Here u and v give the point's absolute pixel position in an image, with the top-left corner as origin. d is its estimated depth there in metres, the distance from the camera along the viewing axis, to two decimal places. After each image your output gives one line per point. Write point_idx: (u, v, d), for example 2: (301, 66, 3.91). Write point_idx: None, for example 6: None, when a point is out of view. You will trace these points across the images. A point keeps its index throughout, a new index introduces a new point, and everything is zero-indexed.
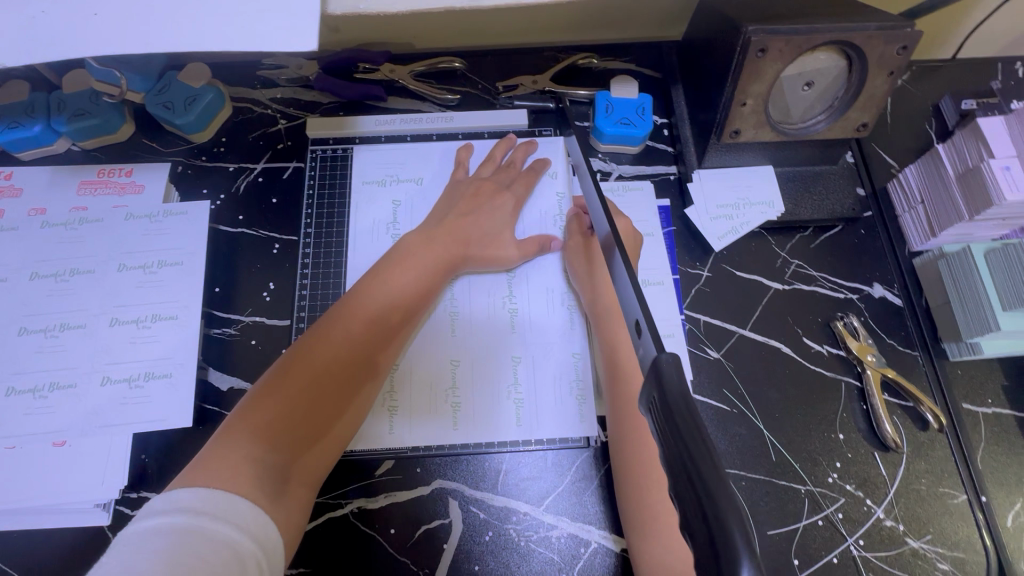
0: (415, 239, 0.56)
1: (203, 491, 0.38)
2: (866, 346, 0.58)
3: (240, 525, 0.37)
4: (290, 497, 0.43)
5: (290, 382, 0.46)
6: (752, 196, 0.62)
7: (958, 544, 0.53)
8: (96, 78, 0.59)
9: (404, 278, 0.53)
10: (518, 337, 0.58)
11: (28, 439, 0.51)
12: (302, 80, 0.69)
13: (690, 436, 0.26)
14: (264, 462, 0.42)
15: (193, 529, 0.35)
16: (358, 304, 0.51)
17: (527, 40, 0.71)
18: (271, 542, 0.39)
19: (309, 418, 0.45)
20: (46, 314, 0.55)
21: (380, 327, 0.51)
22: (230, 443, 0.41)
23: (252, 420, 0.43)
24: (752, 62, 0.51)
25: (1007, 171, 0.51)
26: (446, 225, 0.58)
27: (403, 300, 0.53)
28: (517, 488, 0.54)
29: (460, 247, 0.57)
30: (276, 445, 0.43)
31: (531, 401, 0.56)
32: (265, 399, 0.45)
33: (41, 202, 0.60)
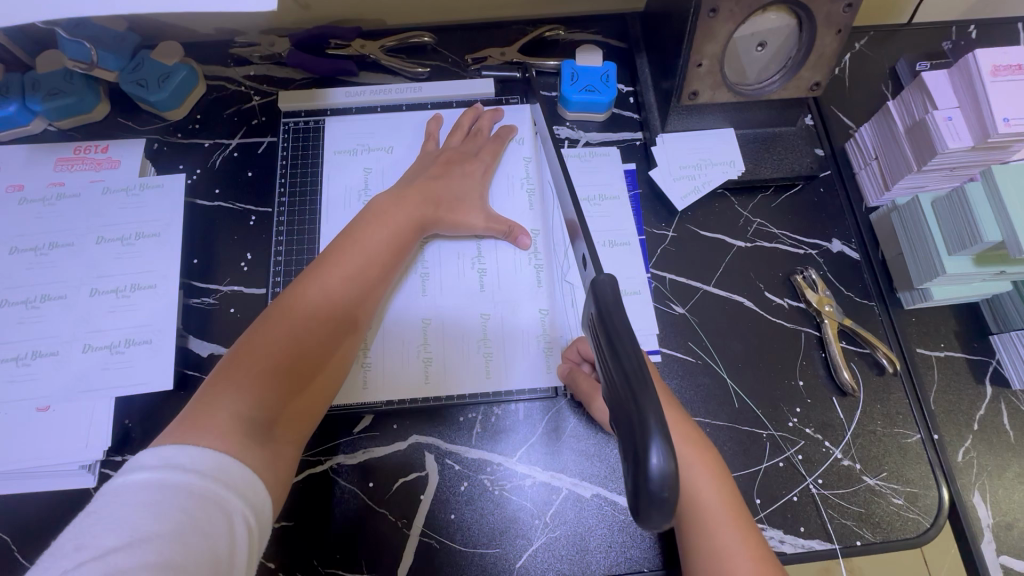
0: (387, 198, 0.57)
1: (191, 450, 0.38)
2: (825, 297, 0.60)
3: (231, 485, 0.37)
4: (279, 452, 0.43)
5: (269, 343, 0.46)
6: (713, 157, 0.64)
7: (912, 480, 0.55)
8: (69, 55, 0.61)
9: (378, 238, 0.54)
10: (489, 297, 0.60)
11: (13, 405, 0.53)
12: (275, 57, 0.70)
13: (625, 352, 0.34)
14: (251, 419, 0.42)
15: (184, 487, 0.35)
16: (332, 266, 0.51)
17: (495, 13, 0.73)
18: (262, 496, 0.39)
19: (291, 377, 0.46)
20: (26, 286, 0.57)
21: (358, 287, 0.51)
22: (214, 403, 0.41)
23: (234, 380, 0.43)
24: (704, 23, 0.53)
25: (949, 121, 0.54)
26: (415, 183, 0.59)
27: (377, 260, 0.53)
28: (491, 440, 0.56)
29: (432, 206, 0.58)
30: (261, 402, 0.43)
31: (502, 356, 0.58)
32: (243, 360, 0.44)
33: (18, 179, 0.61)
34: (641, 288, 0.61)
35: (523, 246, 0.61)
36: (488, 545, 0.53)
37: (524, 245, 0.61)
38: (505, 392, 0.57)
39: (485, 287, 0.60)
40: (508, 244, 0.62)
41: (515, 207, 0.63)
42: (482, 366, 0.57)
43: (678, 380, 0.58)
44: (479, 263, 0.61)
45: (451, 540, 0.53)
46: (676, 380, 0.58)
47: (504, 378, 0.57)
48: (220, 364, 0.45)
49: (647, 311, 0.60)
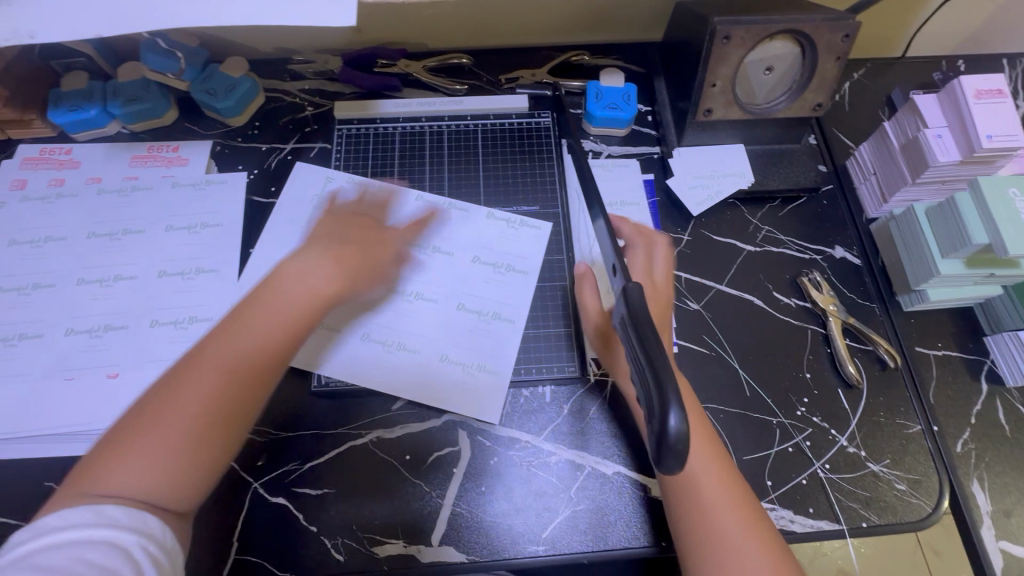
0: (290, 263, 0.51)
1: (90, 511, 0.38)
2: (829, 297, 0.65)
3: (144, 537, 0.39)
4: (181, 515, 0.42)
5: (150, 425, 0.42)
6: (725, 169, 0.70)
7: (914, 468, 0.59)
8: (150, 66, 0.69)
9: (278, 303, 0.48)
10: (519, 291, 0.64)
11: (85, 372, 0.58)
12: (328, 74, 0.78)
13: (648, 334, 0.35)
14: (159, 482, 0.41)
15: (98, 538, 0.37)
16: (245, 324, 0.47)
17: (527, 39, 0.81)
18: (171, 550, 0.40)
19: (204, 436, 0.43)
20: (101, 266, 0.62)
21: (279, 345, 0.47)
22: (104, 478, 0.40)
23: (120, 457, 0.41)
24: (718, 48, 0.60)
25: (939, 138, 0.60)
26: (329, 248, 0.52)
27: (310, 315, 0.49)
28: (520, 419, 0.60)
29: (347, 272, 0.52)
30: (150, 482, 0.41)
31: (533, 345, 0.63)
32: (131, 440, 0.41)
33: (97, 173, 0.68)
34: None
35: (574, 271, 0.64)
36: (515, 516, 0.56)
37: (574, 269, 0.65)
38: (536, 372, 0.61)
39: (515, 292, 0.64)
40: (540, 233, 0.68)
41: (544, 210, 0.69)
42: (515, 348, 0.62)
43: (694, 371, 0.63)
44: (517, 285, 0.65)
45: (481, 510, 0.57)
46: (693, 369, 0.63)
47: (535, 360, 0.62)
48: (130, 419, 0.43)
49: None
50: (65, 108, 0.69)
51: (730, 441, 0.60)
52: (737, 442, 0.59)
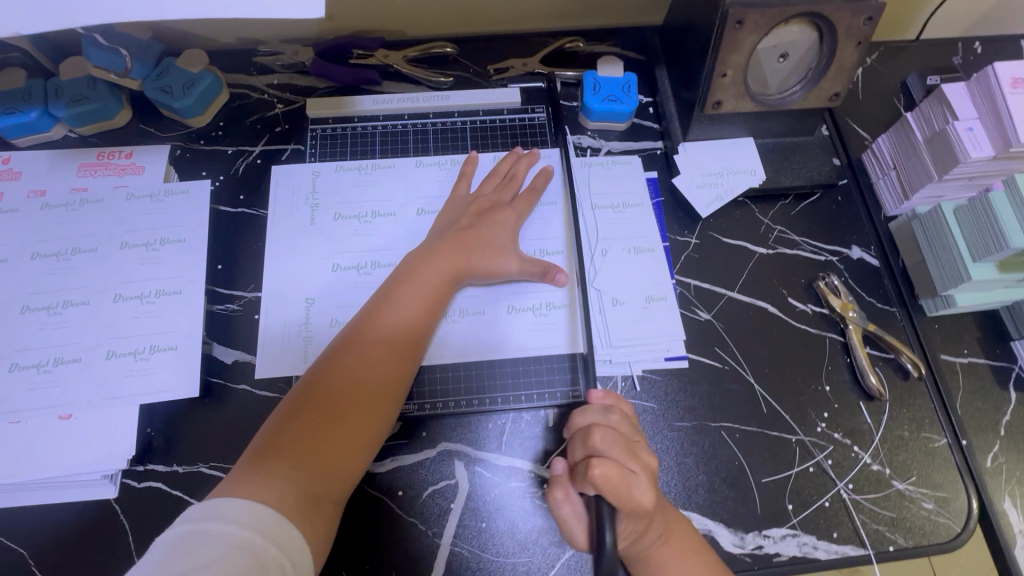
0: (421, 254, 0.57)
1: (230, 501, 0.41)
2: (848, 303, 0.61)
3: (264, 532, 0.40)
4: (321, 510, 0.44)
5: (305, 411, 0.47)
6: (735, 166, 0.65)
7: (942, 486, 0.55)
8: (94, 63, 0.61)
9: (408, 295, 0.54)
10: (516, 291, 0.60)
11: (34, 413, 0.52)
12: (298, 66, 0.71)
13: None
14: (289, 482, 0.43)
15: (220, 535, 0.39)
16: (386, 317, 0.53)
17: (515, 25, 0.74)
18: (295, 545, 0.41)
19: (332, 438, 0.46)
20: (49, 292, 0.56)
21: (395, 344, 0.52)
22: (257, 467, 0.44)
23: (275, 446, 0.45)
24: (730, 34, 0.55)
25: (971, 131, 0.55)
26: (446, 237, 0.58)
27: (415, 314, 0.53)
28: (522, 448, 0.55)
29: (463, 254, 0.57)
30: (297, 463, 0.45)
31: (532, 370, 0.58)
32: (284, 429, 0.46)
33: (41, 184, 0.60)
34: (667, 294, 0.61)
35: (559, 284, 0.59)
36: (519, 555, 0.52)
37: (560, 283, 0.59)
38: (537, 397, 0.57)
39: (506, 296, 0.60)
40: (537, 238, 0.63)
41: (539, 219, 0.64)
42: (512, 375, 0.58)
43: (707, 387, 0.58)
44: (510, 292, 0.60)
45: (482, 550, 0.52)
46: (705, 385, 0.58)
47: (532, 385, 0.57)
48: (264, 434, 0.46)
49: (672, 318, 0.60)
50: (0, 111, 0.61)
51: (747, 463, 0.56)
52: (756, 463, 0.55)
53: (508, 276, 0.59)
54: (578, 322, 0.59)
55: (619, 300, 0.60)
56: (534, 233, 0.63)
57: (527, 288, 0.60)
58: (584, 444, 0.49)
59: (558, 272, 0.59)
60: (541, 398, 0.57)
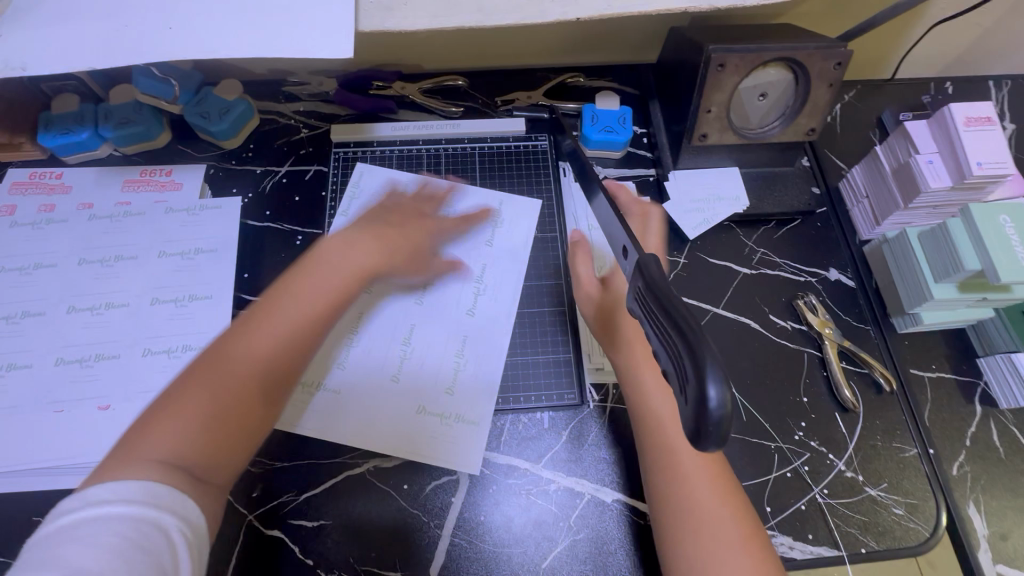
0: (343, 238, 0.56)
1: (127, 483, 0.39)
2: (825, 320, 0.66)
3: (164, 510, 0.39)
4: (208, 492, 0.43)
5: (198, 389, 0.45)
6: (720, 192, 0.71)
7: (911, 492, 0.59)
8: (143, 91, 0.67)
9: (319, 278, 0.52)
10: (498, 300, 0.66)
11: (76, 404, 0.57)
12: (323, 96, 0.78)
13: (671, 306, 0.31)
14: (174, 462, 0.42)
15: (115, 519, 0.37)
16: (288, 299, 0.51)
17: (521, 62, 0.81)
18: (195, 519, 0.41)
19: (226, 423, 0.45)
20: (93, 295, 0.61)
21: (297, 327, 0.50)
22: (145, 444, 0.42)
23: (162, 426, 0.43)
24: (713, 75, 0.61)
25: (931, 164, 0.61)
26: (378, 228, 0.59)
27: (316, 304, 0.51)
28: (516, 447, 0.60)
29: (387, 253, 0.58)
30: (191, 442, 0.43)
31: (526, 371, 0.63)
32: (172, 408, 0.44)
33: (89, 198, 0.67)
34: None
35: (472, 275, 0.67)
36: (514, 546, 0.56)
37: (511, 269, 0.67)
38: (532, 399, 0.62)
39: (486, 303, 0.66)
40: (542, 260, 0.69)
41: (537, 241, 0.70)
42: (515, 379, 0.63)
43: None
44: (512, 296, 0.66)
45: (479, 540, 0.56)
46: None
47: (514, 385, 0.62)
48: (150, 410, 0.45)
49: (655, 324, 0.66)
50: (55, 131, 0.68)
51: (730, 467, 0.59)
52: (739, 468, 0.59)
53: (476, 277, 0.65)
54: (567, 332, 0.65)
55: None
56: (540, 250, 0.69)
57: (503, 299, 0.66)
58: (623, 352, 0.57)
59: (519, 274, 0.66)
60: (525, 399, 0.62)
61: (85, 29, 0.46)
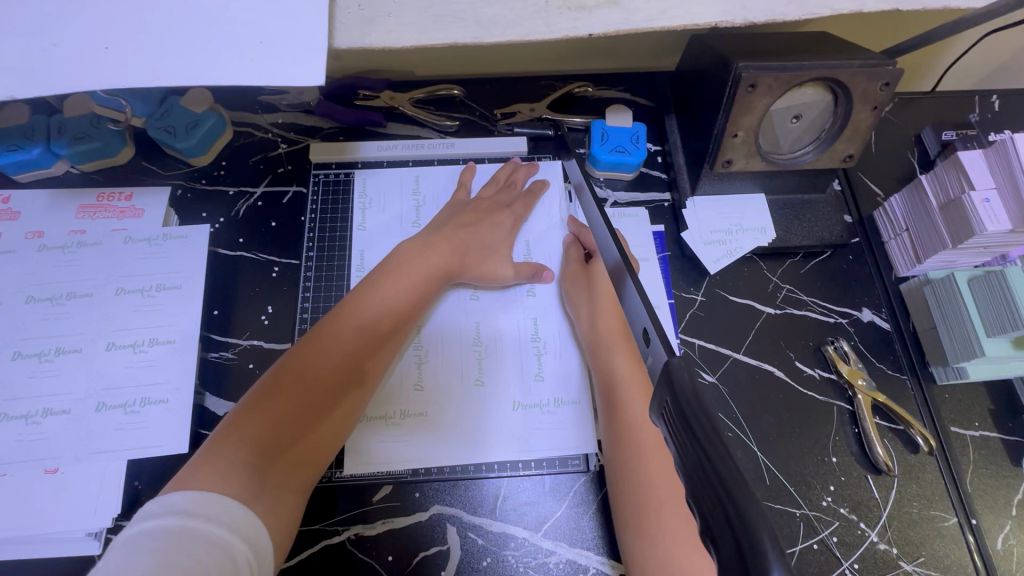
0: (415, 246, 0.58)
1: (195, 494, 0.38)
2: (857, 370, 0.59)
3: (235, 528, 0.38)
4: (281, 500, 0.43)
5: (279, 395, 0.46)
6: (744, 222, 0.64)
7: (950, 568, 0.53)
8: (100, 104, 0.60)
9: (396, 287, 0.55)
10: (539, 305, 0.61)
11: (19, 467, 0.50)
12: (304, 106, 0.70)
13: (707, 438, 0.25)
14: (256, 471, 0.42)
15: (186, 529, 0.36)
16: (361, 310, 0.52)
17: (524, 69, 0.73)
18: (262, 546, 0.40)
19: (306, 425, 0.46)
20: (42, 339, 0.55)
21: (373, 333, 0.52)
22: (223, 450, 0.42)
23: (243, 430, 0.44)
24: (742, 96, 0.53)
25: (988, 203, 0.54)
26: (443, 232, 0.59)
27: (396, 307, 0.54)
28: (550, 449, 0.55)
29: (459, 254, 0.59)
30: (268, 453, 0.44)
31: (547, 377, 0.58)
32: (253, 412, 0.45)
33: (39, 225, 0.60)
34: None
35: (548, 281, 0.61)
36: None
37: (549, 281, 0.61)
38: (533, 461, 0.55)
39: (533, 310, 0.61)
40: (546, 295, 0.61)
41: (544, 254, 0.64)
42: (519, 425, 0.56)
43: None
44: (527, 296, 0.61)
45: None
46: None
47: (559, 390, 0.57)
48: (233, 412, 0.45)
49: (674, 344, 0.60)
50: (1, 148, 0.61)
51: None
52: None
53: (505, 282, 0.60)
54: (575, 363, 0.59)
55: None
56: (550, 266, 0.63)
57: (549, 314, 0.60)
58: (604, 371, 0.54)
59: (546, 269, 0.62)
60: (573, 399, 0.57)
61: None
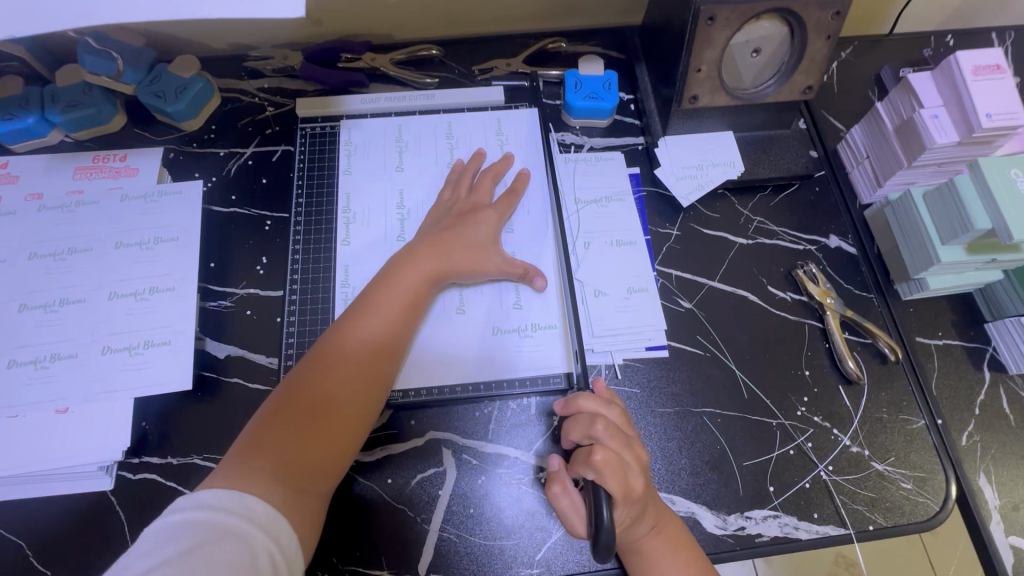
0: (404, 255, 0.58)
1: (221, 491, 0.43)
2: (826, 289, 0.62)
3: (256, 521, 0.42)
4: (306, 500, 0.46)
5: (293, 407, 0.49)
6: (713, 158, 0.67)
7: (919, 466, 0.56)
8: (90, 70, 0.63)
9: (391, 297, 0.55)
10: (517, 239, 0.63)
11: (31, 408, 0.53)
12: (288, 70, 0.72)
13: None
14: (278, 476, 0.45)
15: (209, 523, 0.41)
16: (360, 322, 0.53)
17: (499, 28, 0.76)
18: (286, 537, 0.43)
19: (321, 433, 0.48)
20: (46, 290, 0.57)
21: (376, 345, 0.53)
22: (247, 457, 0.46)
23: (264, 441, 0.47)
24: (702, 30, 0.57)
25: (936, 118, 0.57)
26: (430, 237, 0.58)
27: (394, 316, 0.54)
28: (533, 370, 0.58)
29: (446, 255, 0.57)
30: (289, 461, 0.46)
31: (530, 305, 0.60)
32: (271, 423, 0.48)
33: (38, 187, 0.62)
34: (648, 284, 0.63)
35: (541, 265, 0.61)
36: (506, 538, 0.53)
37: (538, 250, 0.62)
38: (518, 385, 0.58)
39: (512, 245, 0.63)
40: (526, 228, 0.64)
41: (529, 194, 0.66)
42: (504, 350, 0.59)
43: (689, 373, 0.59)
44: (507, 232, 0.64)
45: (470, 534, 0.53)
46: (685, 370, 0.60)
47: (540, 317, 0.60)
48: (252, 427, 0.48)
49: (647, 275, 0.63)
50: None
51: (729, 447, 0.57)
52: (738, 447, 0.57)
53: None
54: (554, 293, 0.61)
55: (601, 291, 0.62)
56: (531, 208, 0.65)
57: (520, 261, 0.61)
58: (584, 427, 0.51)
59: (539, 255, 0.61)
60: (550, 324, 0.60)
61: None
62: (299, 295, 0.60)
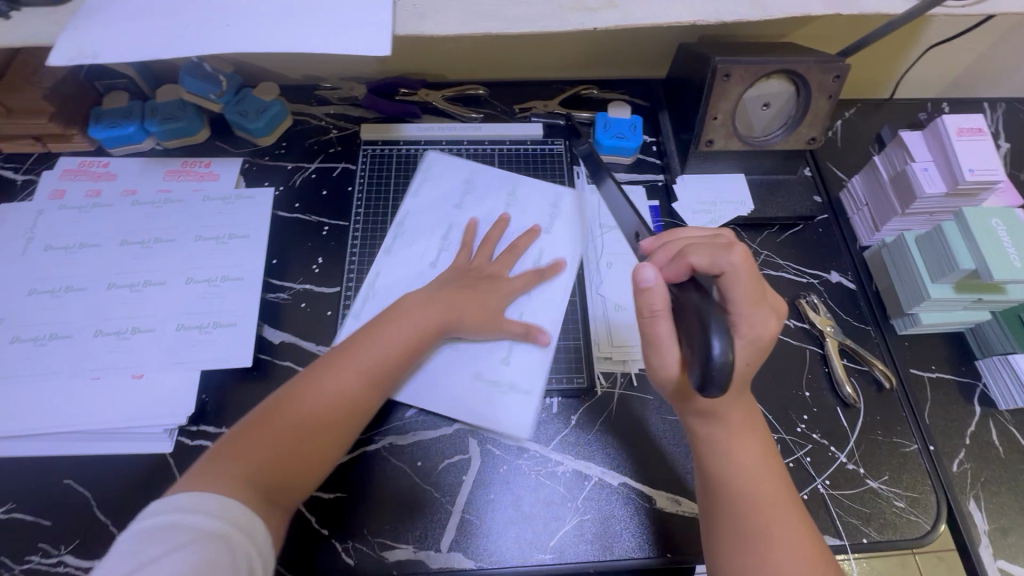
0: (419, 298, 0.61)
1: (191, 495, 0.43)
2: (826, 319, 0.68)
3: (232, 522, 0.43)
4: (272, 516, 0.46)
5: (278, 420, 0.50)
6: (725, 196, 0.75)
7: (911, 486, 0.60)
8: (189, 88, 0.73)
9: (394, 332, 0.57)
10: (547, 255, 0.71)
11: (111, 372, 0.60)
12: (352, 100, 0.83)
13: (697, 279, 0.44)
14: (250, 482, 0.46)
15: (182, 524, 0.41)
16: (360, 351, 0.56)
17: (539, 74, 0.86)
18: (262, 539, 0.44)
19: (297, 452, 0.49)
20: (132, 272, 0.65)
21: (369, 374, 0.55)
22: (222, 461, 0.46)
23: (241, 448, 0.48)
24: (719, 85, 0.65)
25: (926, 171, 0.65)
26: (444, 291, 0.62)
27: (394, 349, 0.57)
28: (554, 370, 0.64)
29: (457, 309, 0.61)
30: (263, 471, 0.47)
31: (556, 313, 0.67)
32: (254, 432, 0.49)
33: (132, 185, 0.71)
34: None
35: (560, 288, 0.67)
36: (522, 523, 0.58)
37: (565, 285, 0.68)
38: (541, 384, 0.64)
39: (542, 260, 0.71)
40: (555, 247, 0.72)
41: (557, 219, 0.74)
42: (532, 351, 0.65)
43: None
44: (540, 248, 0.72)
45: (490, 518, 0.58)
46: None
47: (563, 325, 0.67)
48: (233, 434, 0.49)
49: None
50: (104, 124, 0.73)
51: None
52: None
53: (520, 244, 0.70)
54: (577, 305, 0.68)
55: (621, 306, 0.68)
56: (559, 231, 0.73)
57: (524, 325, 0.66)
58: None
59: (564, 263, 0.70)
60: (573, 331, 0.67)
61: (145, 20, 0.50)
62: (352, 292, 0.68)
